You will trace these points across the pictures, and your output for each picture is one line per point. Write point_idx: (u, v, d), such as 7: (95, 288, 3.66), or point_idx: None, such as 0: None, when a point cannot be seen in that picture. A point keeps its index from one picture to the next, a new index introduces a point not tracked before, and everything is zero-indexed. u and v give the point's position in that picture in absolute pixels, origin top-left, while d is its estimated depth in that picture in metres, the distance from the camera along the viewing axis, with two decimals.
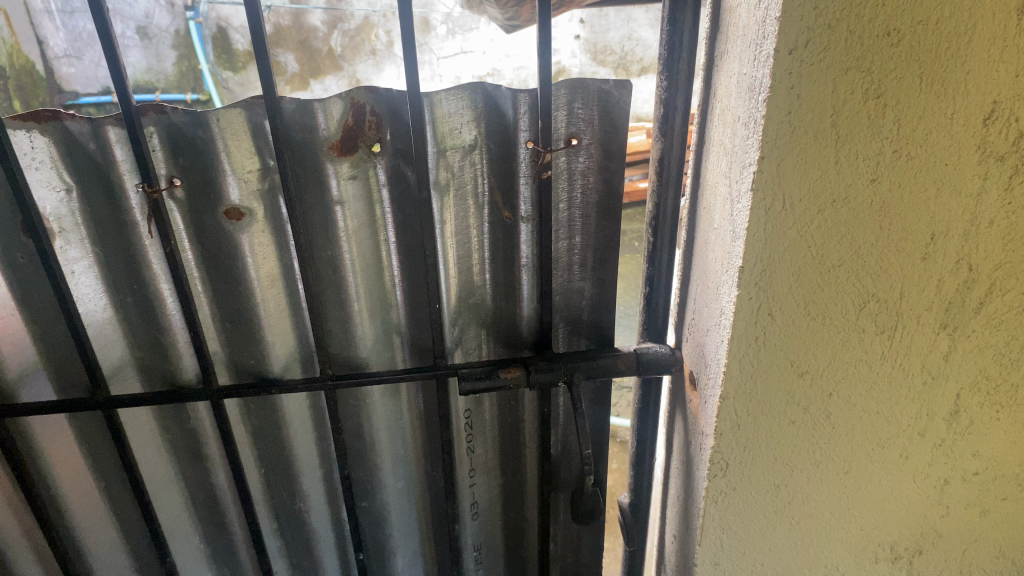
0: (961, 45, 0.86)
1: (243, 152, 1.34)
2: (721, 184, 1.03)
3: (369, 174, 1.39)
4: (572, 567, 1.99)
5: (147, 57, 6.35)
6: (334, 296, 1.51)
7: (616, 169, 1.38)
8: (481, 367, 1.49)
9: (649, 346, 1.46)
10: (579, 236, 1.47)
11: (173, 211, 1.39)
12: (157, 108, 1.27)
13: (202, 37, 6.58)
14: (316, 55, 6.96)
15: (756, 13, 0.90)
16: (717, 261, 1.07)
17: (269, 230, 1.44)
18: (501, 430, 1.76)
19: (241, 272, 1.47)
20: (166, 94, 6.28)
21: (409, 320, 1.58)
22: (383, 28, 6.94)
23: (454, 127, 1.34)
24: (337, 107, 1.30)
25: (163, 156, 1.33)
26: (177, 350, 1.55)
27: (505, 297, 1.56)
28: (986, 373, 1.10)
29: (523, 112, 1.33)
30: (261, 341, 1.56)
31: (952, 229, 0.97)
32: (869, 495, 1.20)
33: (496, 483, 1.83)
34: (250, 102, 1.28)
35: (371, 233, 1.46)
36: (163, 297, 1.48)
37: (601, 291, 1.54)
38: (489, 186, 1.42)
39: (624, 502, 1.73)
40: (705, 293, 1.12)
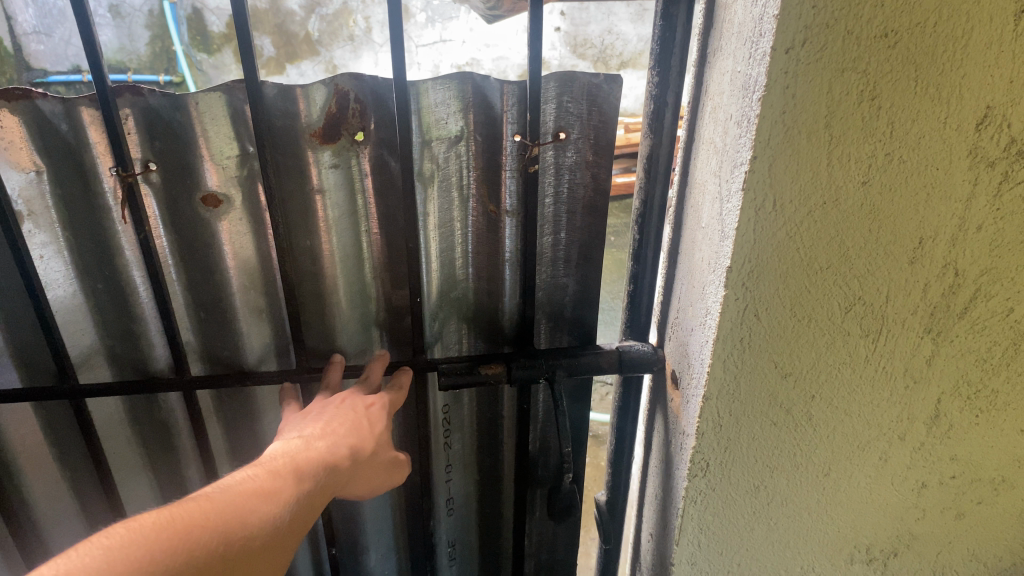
0: (958, 49, 0.85)
1: (223, 138, 1.31)
2: (710, 183, 1.01)
3: (351, 163, 1.36)
4: (547, 563, 1.99)
5: (119, 36, 6.17)
6: (313, 287, 1.49)
7: (604, 164, 1.38)
8: (460, 362, 1.47)
9: (631, 344, 1.46)
10: (565, 231, 1.46)
11: (147, 197, 1.35)
12: (134, 89, 1.23)
13: (178, 19, 6.38)
14: (292, 39, 6.83)
15: (752, 10, 0.88)
16: (702, 260, 1.05)
17: (247, 219, 1.41)
18: (479, 426, 1.75)
19: (217, 260, 1.45)
20: (138, 73, 6.13)
21: (389, 313, 1.57)
22: (361, 15, 6.82)
23: (439, 118, 1.32)
24: (319, 93, 1.27)
25: (139, 140, 1.29)
26: (149, 340, 1.53)
27: (487, 292, 1.55)
28: (967, 378, 1.10)
29: (510, 104, 1.31)
30: (236, 332, 1.54)
31: (940, 234, 0.97)
32: (847, 496, 1.20)
33: (472, 479, 1.83)
34: (232, 86, 1.25)
35: (352, 225, 1.44)
36: (137, 285, 1.45)
37: (584, 288, 1.54)
38: (474, 179, 1.40)
39: (601, 499, 1.72)
40: (690, 292, 1.11)
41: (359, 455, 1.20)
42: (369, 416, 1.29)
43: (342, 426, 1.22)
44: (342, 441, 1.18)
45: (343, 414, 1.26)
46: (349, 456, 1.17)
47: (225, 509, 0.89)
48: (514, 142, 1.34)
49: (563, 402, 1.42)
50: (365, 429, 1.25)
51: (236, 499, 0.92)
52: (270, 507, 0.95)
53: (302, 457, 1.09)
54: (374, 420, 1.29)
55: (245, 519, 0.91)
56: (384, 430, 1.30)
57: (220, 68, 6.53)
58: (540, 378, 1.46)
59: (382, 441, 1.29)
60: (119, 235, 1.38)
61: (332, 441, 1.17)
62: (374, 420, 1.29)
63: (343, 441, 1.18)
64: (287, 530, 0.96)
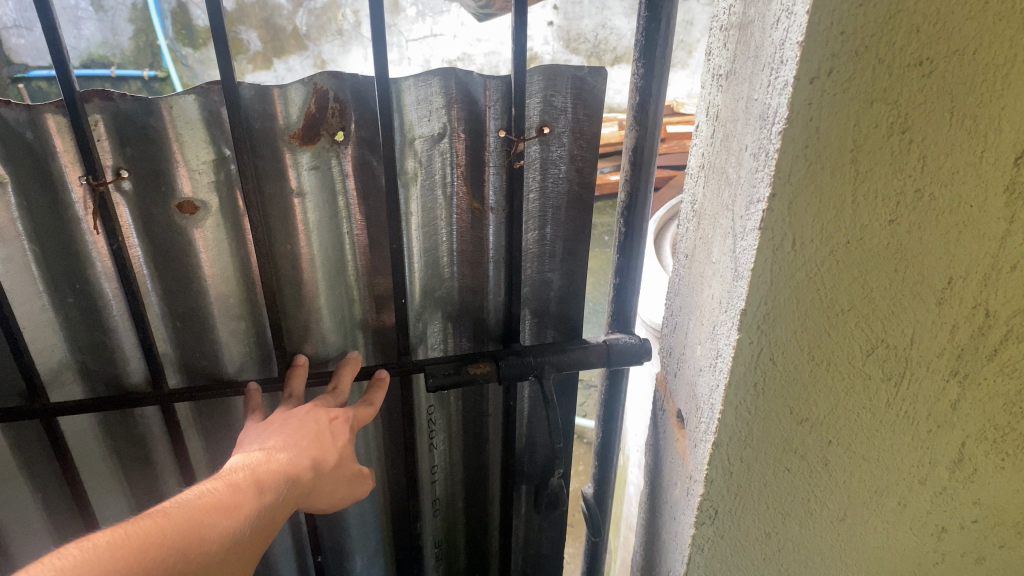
0: (999, 78, 0.77)
1: (196, 143, 1.28)
2: (722, 216, 0.93)
3: (331, 163, 1.36)
4: (533, 554, 2.07)
5: (102, 31, 5.65)
6: (295, 291, 1.48)
7: (589, 158, 1.43)
8: (447, 364, 1.53)
9: (617, 338, 1.58)
10: (548, 226, 1.53)
11: (120, 205, 1.31)
12: (104, 94, 1.19)
13: (161, 11, 5.72)
14: (281, 33, 6.19)
15: (771, 33, 0.79)
16: (712, 299, 0.97)
17: (224, 225, 1.39)
18: (464, 424, 1.87)
19: (193, 268, 1.41)
20: (120, 68, 5.71)
21: (370, 307, 1.58)
22: (350, 8, 6.15)
23: (422, 115, 1.35)
24: (298, 93, 1.25)
25: (110, 146, 1.24)
26: (123, 352, 1.49)
27: (471, 288, 1.61)
28: (994, 422, 1.03)
29: (493, 99, 1.35)
30: (214, 338, 1.52)
31: (971, 273, 0.89)
32: (862, 542, 1.13)
33: (458, 475, 1.97)
34: (207, 87, 1.22)
35: (333, 226, 1.45)
36: (108, 295, 1.42)
37: (567, 281, 1.61)
38: (457, 178, 1.45)
39: (588, 494, 1.77)
40: (697, 330, 1.03)
41: (321, 468, 1.25)
42: (334, 428, 1.34)
43: (305, 437, 1.27)
44: (305, 452, 1.23)
45: (307, 424, 1.30)
46: (312, 467, 1.23)
47: (182, 524, 0.92)
48: (497, 137, 1.39)
49: (553, 397, 1.50)
50: (329, 440, 1.30)
51: (194, 515, 0.95)
52: (227, 521, 0.98)
53: (262, 470, 1.13)
54: (337, 433, 1.34)
55: (201, 535, 0.94)
56: (347, 442, 1.35)
57: (205, 62, 6.00)
58: (528, 375, 1.54)
59: (344, 454, 1.34)
60: (89, 245, 1.34)
61: (294, 453, 1.21)
62: (338, 432, 1.34)
63: (306, 454, 1.23)
64: (244, 544, 0.99)
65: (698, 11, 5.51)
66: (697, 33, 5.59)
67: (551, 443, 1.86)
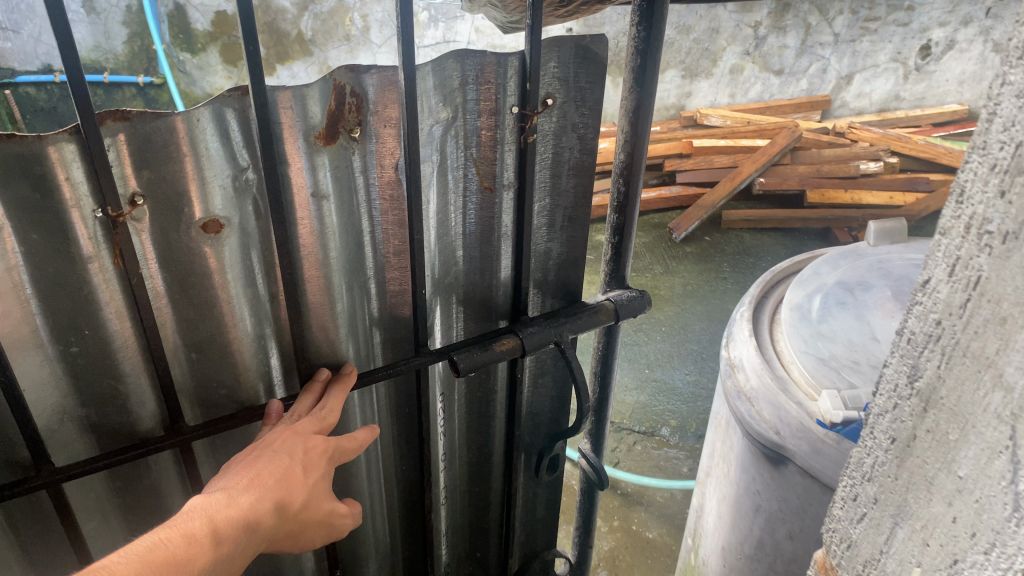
0: None
1: (221, 156, 1.00)
2: (983, 427, 0.67)
3: (350, 161, 1.13)
4: (530, 531, 1.89)
5: (95, 34, 5.21)
6: (315, 308, 1.23)
7: (591, 126, 1.29)
8: (465, 345, 1.29)
9: (616, 293, 1.46)
10: (550, 197, 1.37)
11: (140, 235, 1.00)
12: (119, 113, 0.90)
13: (157, 14, 5.23)
14: (284, 38, 5.66)
15: None
16: (955, 528, 0.72)
17: (246, 252, 1.11)
18: (469, 407, 1.64)
19: (214, 309, 1.13)
20: (114, 74, 5.33)
21: (385, 313, 1.35)
22: (360, 12, 5.70)
23: (438, 96, 1.16)
24: (317, 93, 1.03)
25: (127, 169, 0.94)
26: (124, 414, 1.13)
27: (477, 270, 1.40)
28: None
29: (508, 74, 1.18)
30: (237, 373, 1.21)
31: None
32: None
33: (461, 463, 1.71)
34: (227, 96, 0.96)
35: (354, 232, 1.21)
36: (117, 357, 1.08)
37: (568, 250, 1.45)
38: (467, 156, 1.25)
39: (587, 451, 1.70)
40: (915, 547, 0.78)
41: (284, 514, 1.00)
42: (309, 461, 1.07)
43: (272, 476, 1.00)
44: (268, 493, 0.98)
45: (277, 460, 1.03)
46: (276, 511, 0.99)
47: None
48: (512, 114, 1.21)
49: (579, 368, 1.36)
50: (298, 479, 1.03)
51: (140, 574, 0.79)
52: None
53: (222, 513, 0.91)
54: (310, 466, 1.07)
55: None
56: (322, 477, 1.09)
57: (204, 67, 5.57)
58: (550, 343, 1.37)
59: (316, 492, 1.07)
60: (98, 295, 1.01)
61: (261, 489, 0.98)
62: (310, 466, 1.07)
63: (271, 493, 0.98)
64: None
65: (724, 18, 5.21)
66: (721, 40, 5.29)
67: (554, 411, 1.71)
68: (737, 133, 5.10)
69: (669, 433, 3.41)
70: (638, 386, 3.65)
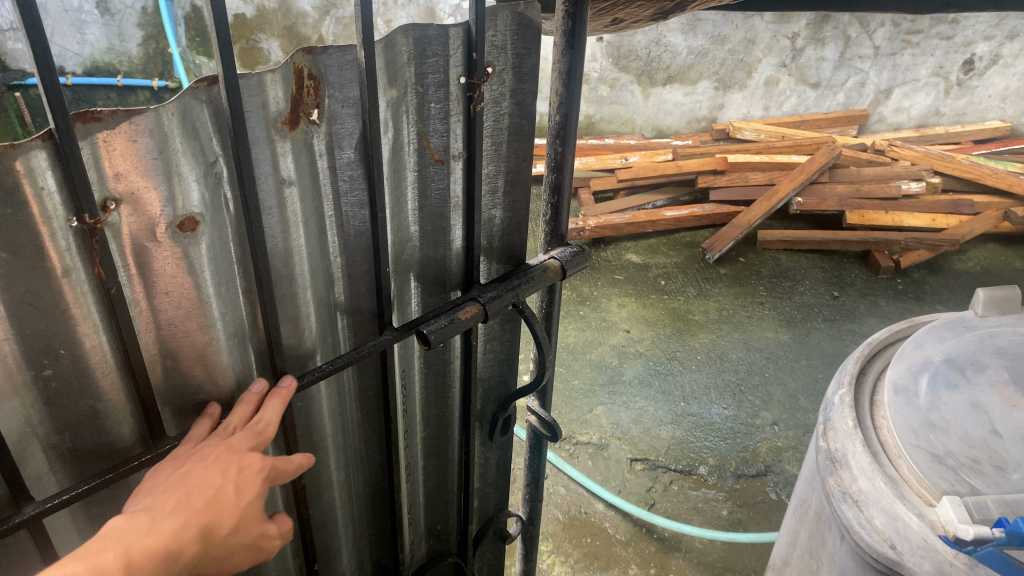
0: None
1: (193, 153, 0.91)
2: None
3: (312, 148, 1.05)
4: (484, 491, 1.84)
5: (109, 36, 5.04)
6: (286, 297, 1.13)
7: (530, 90, 1.25)
8: (435, 318, 1.23)
9: (553, 251, 1.45)
10: (493, 163, 1.32)
11: (118, 242, 0.89)
12: (88, 113, 0.79)
13: (173, 17, 5.10)
14: (304, 43, 5.50)
15: None
16: None
17: (218, 251, 1.00)
18: (427, 383, 1.53)
19: (195, 318, 1.02)
20: (128, 77, 5.18)
21: (352, 297, 1.25)
22: (383, 18, 5.57)
23: (394, 69, 1.09)
24: (275, 79, 0.95)
25: (100, 172, 0.83)
26: (107, 434, 1.02)
27: (431, 241, 1.33)
28: None
29: (454, 48, 1.12)
30: (215, 378, 1.10)
31: None
32: None
33: (422, 440, 1.61)
34: (196, 87, 0.87)
35: (318, 219, 1.12)
36: (97, 379, 0.97)
37: (512, 214, 1.41)
38: (417, 130, 1.18)
39: (536, 408, 1.68)
40: None
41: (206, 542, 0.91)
42: (243, 477, 0.97)
43: (197, 498, 0.92)
44: (190, 520, 0.90)
45: (207, 475, 0.93)
46: (197, 540, 0.90)
47: None
48: (458, 85, 1.16)
49: (534, 320, 1.37)
50: (228, 501, 0.94)
51: None
52: None
53: (135, 548, 0.85)
54: (244, 484, 0.96)
55: None
56: (257, 495, 0.98)
57: None
58: (508, 304, 1.33)
59: (249, 512, 0.97)
60: (75, 317, 0.90)
61: (184, 517, 0.90)
62: (246, 483, 0.97)
63: (195, 521, 0.90)
64: None
65: (760, 28, 5.10)
66: (758, 51, 5.19)
67: (502, 373, 1.65)
68: (772, 149, 4.94)
69: (707, 472, 3.20)
70: (673, 420, 3.44)
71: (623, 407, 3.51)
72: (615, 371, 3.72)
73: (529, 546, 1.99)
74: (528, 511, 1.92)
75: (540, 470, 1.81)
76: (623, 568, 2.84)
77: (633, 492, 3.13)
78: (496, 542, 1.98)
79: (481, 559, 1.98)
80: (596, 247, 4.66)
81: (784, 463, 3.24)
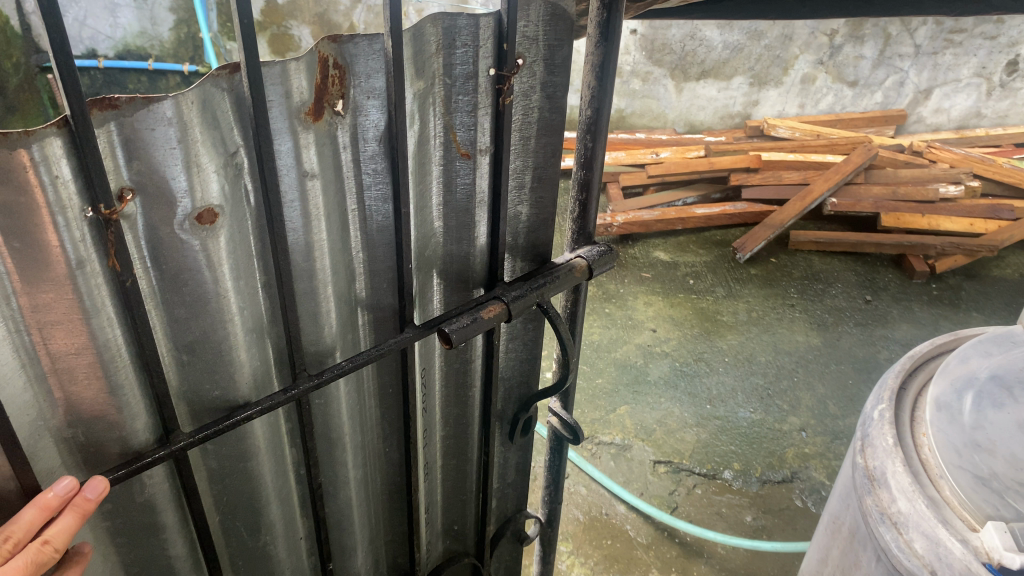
0: None
1: (212, 143, 0.87)
2: None
3: (335, 140, 1.01)
4: (502, 491, 1.79)
5: (142, 19, 5.04)
6: (306, 292, 1.09)
7: (561, 83, 1.19)
8: (457, 316, 1.19)
9: (580, 250, 1.40)
10: (519, 158, 1.27)
11: (134, 232, 0.86)
12: (106, 100, 0.76)
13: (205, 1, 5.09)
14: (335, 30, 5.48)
15: None
16: None
17: (235, 244, 0.96)
18: (447, 381, 1.49)
19: (211, 314, 0.99)
20: (159, 61, 5.19)
21: (373, 292, 1.22)
22: (414, 6, 5.53)
23: (422, 60, 1.04)
24: (297, 67, 0.90)
25: (116, 158, 0.80)
26: (120, 431, 0.98)
27: (456, 237, 1.29)
28: None
29: (484, 39, 1.07)
30: (232, 372, 1.06)
31: None
32: None
33: (441, 439, 1.57)
34: (217, 75, 0.83)
35: (340, 212, 1.08)
36: (111, 373, 0.93)
37: (539, 213, 1.36)
38: (444, 123, 1.14)
39: (557, 410, 1.63)
40: None
41: None
42: None
43: None
44: None
45: None
46: None
47: None
48: (488, 77, 1.11)
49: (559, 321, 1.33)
50: None
51: None
52: None
53: None
54: None
55: None
56: None
57: None
58: (532, 305, 1.29)
59: None
60: (89, 309, 0.87)
61: None
62: None
63: None
64: None
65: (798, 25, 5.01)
66: (795, 48, 5.10)
67: (524, 374, 1.61)
68: (807, 146, 4.88)
69: (732, 477, 3.15)
70: (698, 423, 3.39)
71: (647, 408, 3.46)
72: (640, 371, 3.67)
73: (548, 549, 1.94)
74: (547, 512, 1.87)
75: (560, 473, 1.76)
76: (644, 572, 2.79)
77: (655, 495, 3.08)
78: (513, 544, 1.93)
79: (497, 560, 1.93)
80: (624, 244, 4.59)
81: (810, 470, 3.18)
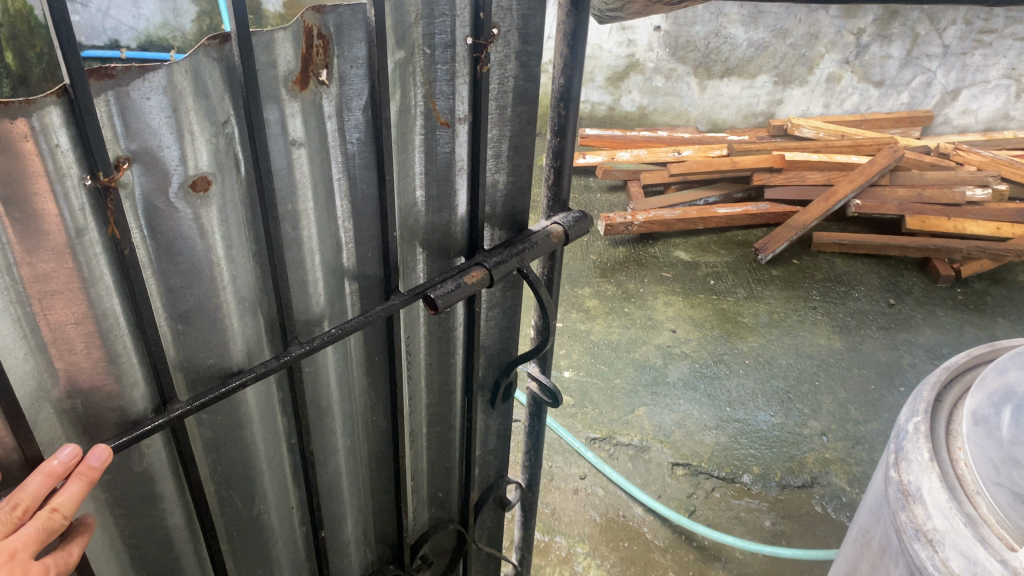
0: None
1: (204, 111, 0.85)
2: None
3: (321, 109, 0.98)
4: (483, 461, 1.76)
5: (164, 10, 5.06)
6: (297, 262, 1.07)
7: (535, 52, 1.18)
8: (440, 282, 1.18)
9: (556, 216, 1.38)
10: (496, 128, 1.24)
11: (133, 198, 0.83)
12: (103, 70, 0.74)
13: None
14: None
15: None
16: None
17: (228, 212, 0.94)
18: (432, 351, 1.47)
19: (207, 284, 0.96)
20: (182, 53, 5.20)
21: (361, 261, 1.19)
22: None
23: (403, 27, 1.03)
24: (286, 36, 0.88)
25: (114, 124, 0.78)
26: (119, 404, 0.96)
27: (438, 206, 1.25)
28: None
29: (460, 6, 1.06)
30: (227, 341, 1.04)
31: None
32: None
33: (423, 406, 1.53)
34: (208, 44, 0.81)
35: (326, 181, 1.05)
36: (110, 344, 0.91)
37: (514, 180, 1.32)
38: (422, 93, 1.12)
39: (535, 374, 1.61)
40: None
41: None
42: None
43: None
44: None
45: None
46: None
47: None
48: (467, 46, 1.09)
49: (537, 284, 1.32)
50: None
51: None
52: None
53: None
54: None
55: None
56: None
57: None
58: (512, 270, 1.28)
59: None
60: (88, 279, 0.84)
61: None
62: None
63: None
64: None
65: (824, 23, 4.98)
66: (821, 47, 5.06)
67: (500, 343, 1.57)
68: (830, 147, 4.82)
69: (751, 481, 3.11)
70: (717, 426, 3.35)
71: (666, 410, 3.42)
72: (658, 372, 3.63)
73: (529, 512, 1.91)
74: (528, 476, 1.85)
75: (540, 438, 1.73)
76: None
77: (672, 498, 3.05)
78: (495, 510, 1.90)
79: (480, 527, 1.91)
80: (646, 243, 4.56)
81: (831, 475, 3.13)
